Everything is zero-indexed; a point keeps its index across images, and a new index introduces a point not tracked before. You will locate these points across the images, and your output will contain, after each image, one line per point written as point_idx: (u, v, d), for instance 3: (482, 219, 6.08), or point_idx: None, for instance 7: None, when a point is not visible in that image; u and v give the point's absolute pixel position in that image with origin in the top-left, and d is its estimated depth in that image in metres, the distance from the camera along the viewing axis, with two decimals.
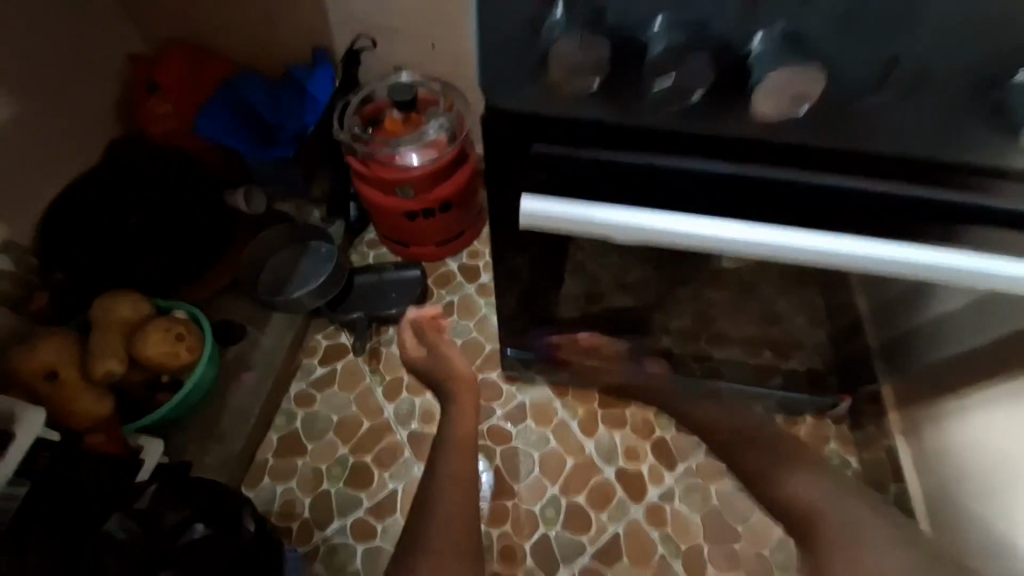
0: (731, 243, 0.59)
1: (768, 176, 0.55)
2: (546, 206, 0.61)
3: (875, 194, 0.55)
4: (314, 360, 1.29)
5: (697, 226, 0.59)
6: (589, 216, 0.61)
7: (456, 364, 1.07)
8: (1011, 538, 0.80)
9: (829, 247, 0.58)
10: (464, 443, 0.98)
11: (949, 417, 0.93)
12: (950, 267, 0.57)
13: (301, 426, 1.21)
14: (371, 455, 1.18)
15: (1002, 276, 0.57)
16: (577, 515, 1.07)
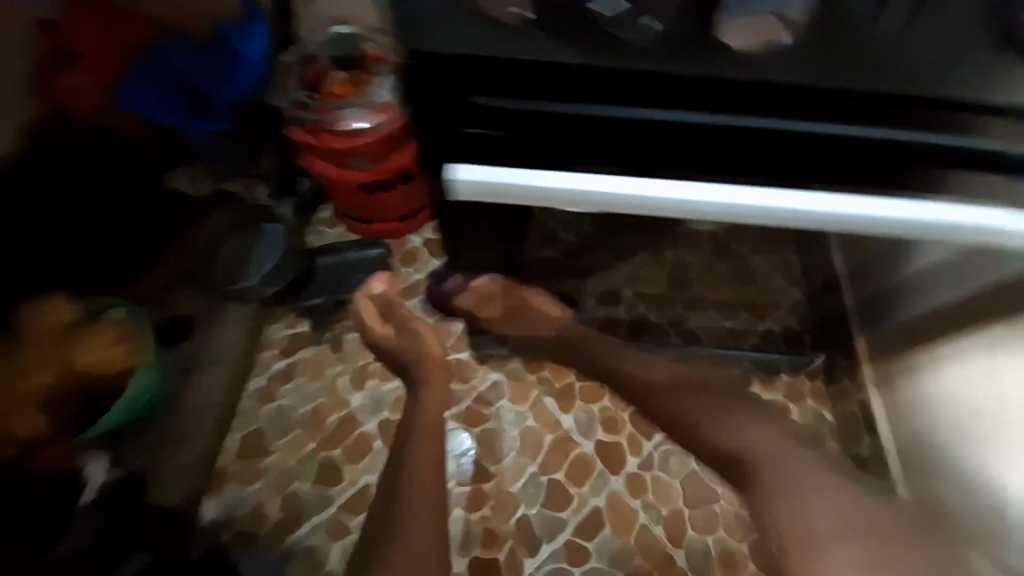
0: (691, 206, 0.55)
1: (732, 121, 0.52)
2: (483, 173, 0.56)
3: (845, 137, 0.52)
4: (272, 353, 1.21)
5: (653, 189, 0.55)
6: (532, 183, 0.55)
7: (429, 343, 1.00)
8: (980, 483, 0.81)
9: (797, 202, 0.54)
10: (433, 428, 0.93)
11: (917, 368, 0.93)
12: (927, 220, 0.54)
13: (265, 423, 1.16)
14: (341, 447, 1.13)
15: (980, 228, 0.54)
16: (557, 491, 1.06)
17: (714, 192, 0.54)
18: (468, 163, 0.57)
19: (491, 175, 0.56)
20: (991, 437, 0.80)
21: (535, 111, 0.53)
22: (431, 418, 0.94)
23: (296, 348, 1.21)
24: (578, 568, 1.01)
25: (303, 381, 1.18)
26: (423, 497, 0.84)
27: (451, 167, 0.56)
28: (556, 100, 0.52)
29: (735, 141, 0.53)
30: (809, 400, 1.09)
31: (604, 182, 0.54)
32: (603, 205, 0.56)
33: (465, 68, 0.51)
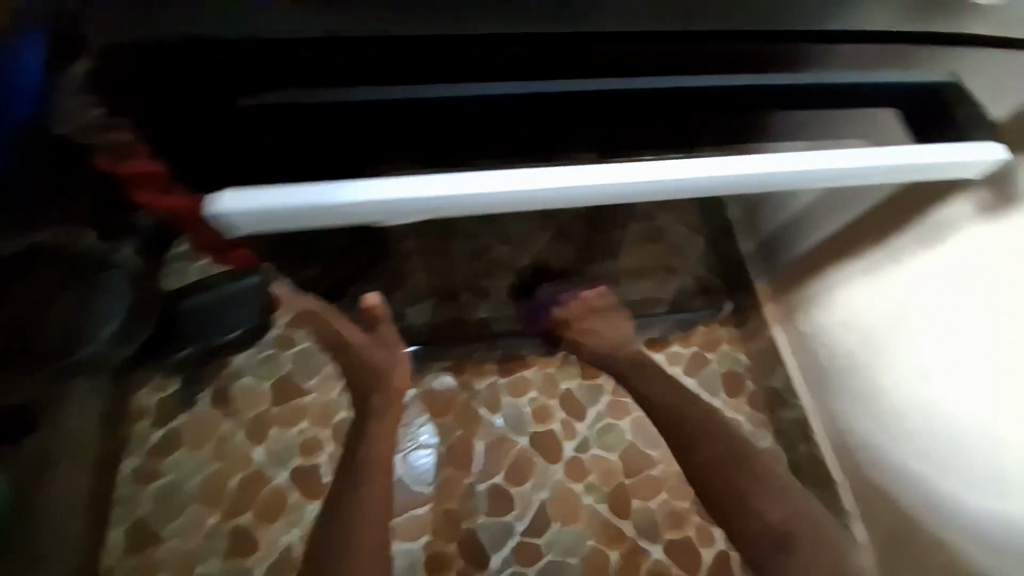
0: (534, 197, 0.47)
1: (559, 91, 0.46)
2: (260, 199, 0.44)
3: (693, 92, 0.47)
4: (144, 424, 1.00)
5: (485, 184, 0.46)
6: (331, 203, 0.45)
7: (399, 366, 0.75)
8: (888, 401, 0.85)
9: (641, 178, 0.47)
10: (386, 464, 0.68)
11: (817, 298, 0.96)
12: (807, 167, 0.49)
13: (152, 506, 0.98)
14: (251, 510, 0.99)
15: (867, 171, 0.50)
16: (499, 495, 1.01)
17: (549, 182, 0.46)
18: (238, 190, 0.45)
19: (263, 205, 0.44)
20: (879, 348, 0.85)
21: (338, 103, 0.45)
22: (383, 459, 0.68)
23: (170, 413, 1.01)
24: (531, 569, 0.97)
25: (190, 450, 1.01)
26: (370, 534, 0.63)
27: (213, 199, 0.44)
28: (344, 89, 0.45)
29: (573, 108, 0.48)
30: (724, 345, 1.08)
31: (423, 183, 0.46)
32: (424, 212, 0.47)
33: (240, 52, 0.41)
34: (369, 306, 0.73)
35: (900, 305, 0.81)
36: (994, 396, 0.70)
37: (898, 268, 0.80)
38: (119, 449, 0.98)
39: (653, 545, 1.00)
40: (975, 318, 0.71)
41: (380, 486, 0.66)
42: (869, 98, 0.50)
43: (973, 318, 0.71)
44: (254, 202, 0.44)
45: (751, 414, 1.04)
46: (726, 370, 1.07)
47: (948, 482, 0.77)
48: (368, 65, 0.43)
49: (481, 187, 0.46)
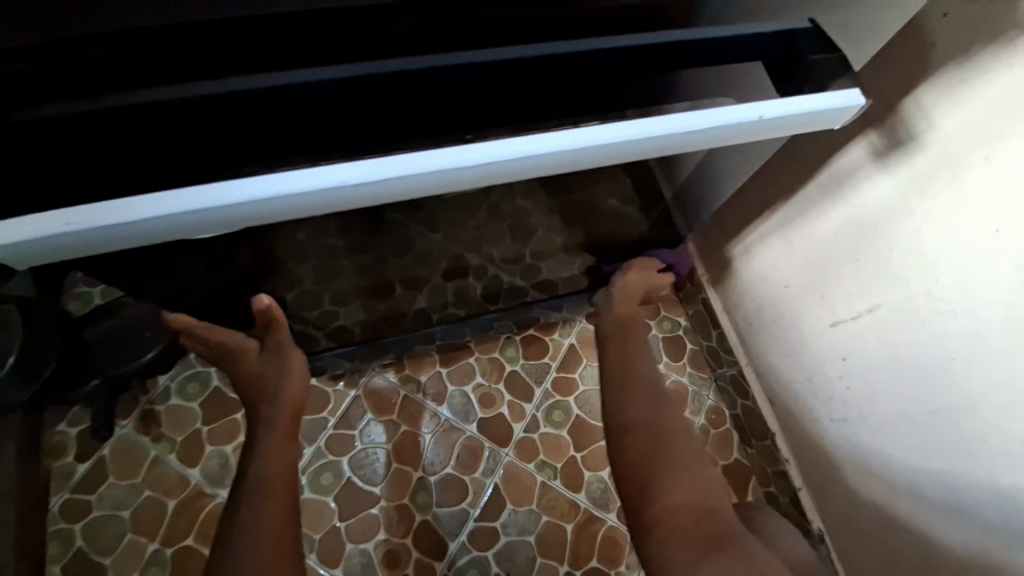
0: (368, 189, 0.39)
1: (408, 70, 0.41)
2: (25, 229, 0.34)
3: (558, 59, 0.43)
4: (67, 459, 0.98)
5: (307, 179, 0.38)
6: (113, 226, 0.35)
7: (287, 382, 0.72)
8: (818, 356, 0.86)
9: (488, 155, 0.40)
10: (285, 478, 0.66)
11: (739, 259, 0.97)
12: (711, 123, 0.42)
13: (82, 543, 0.94)
14: (193, 533, 0.96)
15: (781, 121, 0.44)
16: (450, 485, 1.00)
17: (375, 171, 0.38)
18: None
19: (17, 232, 0.34)
20: (802, 302, 0.86)
21: (113, 105, 0.36)
22: (279, 477, 0.66)
23: (93, 445, 0.99)
24: (489, 552, 0.97)
25: (119, 479, 0.98)
26: (266, 556, 0.60)
27: None
28: (145, 89, 0.37)
29: (405, 91, 0.41)
30: (663, 311, 1.16)
31: (227, 187, 0.37)
32: (238, 218, 0.38)
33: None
34: (264, 308, 0.67)
35: (815, 259, 0.82)
36: (907, 340, 0.71)
37: (812, 223, 0.81)
38: (43, 490, 0.96)
39: (607, 512, 1.01)
40: (878, 264, 0.73)
41: (279, 502, 0.64)
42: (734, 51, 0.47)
43: (876, 267, 0.73)
44: (43, 237, 0.34)
45: (695, 375, 1.12)
46: (667, 336, 1.14)
47: (875, 424, 0.80)
48: (162, 54, 0.36)
49: (296, 184, 0.38)
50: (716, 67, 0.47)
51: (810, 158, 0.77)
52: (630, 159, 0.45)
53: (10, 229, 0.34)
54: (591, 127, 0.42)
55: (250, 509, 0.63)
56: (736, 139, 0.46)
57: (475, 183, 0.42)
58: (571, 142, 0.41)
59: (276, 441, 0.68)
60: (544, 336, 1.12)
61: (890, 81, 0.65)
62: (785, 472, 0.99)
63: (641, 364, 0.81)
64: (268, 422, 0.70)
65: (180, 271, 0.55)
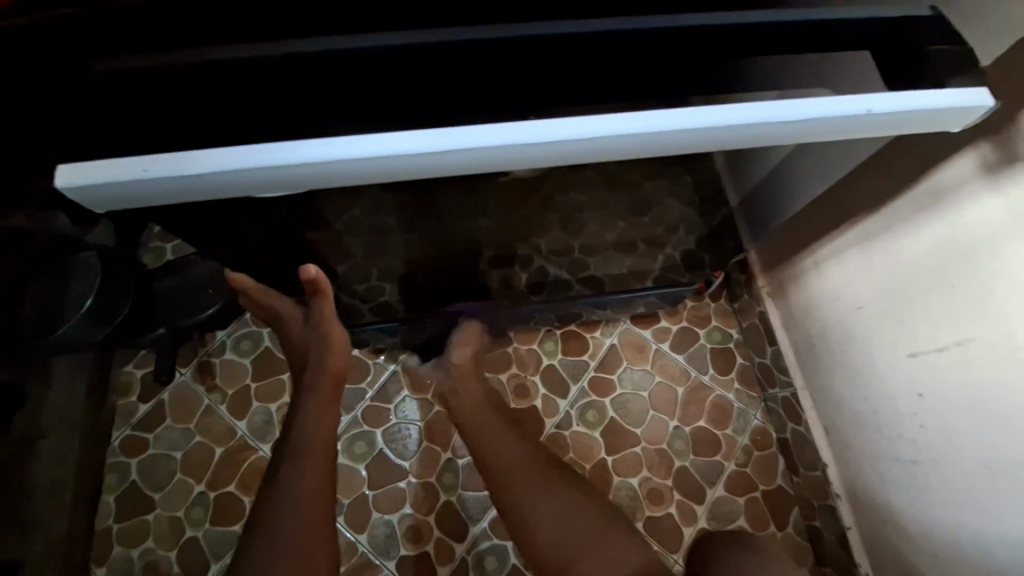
0: (430, 161, 0.38)
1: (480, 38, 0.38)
2: (110, 173, 0.36)
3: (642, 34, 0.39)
4: (132, 398, 1.07)
5: (370, 146, 0.37)
6: (184, 177, 0.36)
7: (331, 353, 0.73)
8: (889, 389, 0.78)
9: (555, 134, 0.37)
10: (323, 444, 0.69)
11: (806, 274, 0.91)
12: (805, 117, 0.38)
13: (138, 476, 1.02)
14: (234, 482, 1.02)
15: (887, 118, 0.39)
16: (477, 471, 1.00)
17: (437, 142, 0.37)
18: (85, 162, 0.36)
19: (102, 178, 0.36)
20: (875, 327, 0.79)
21: (176, 61, 0.36)
22: (322, 439, 0.69)
23: (154, 389, 1.07)
24: (509, 544, 0.97)
25: (174, 423, 1.05)
26: (308, 514, 0.63)
27: (58, 173, 0.36)
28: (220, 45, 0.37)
29: (465, 61, 0.39)
30: (714, 320, 1.10)
31: (293, 149, 0.37)
32: (302, 180, 0.38)
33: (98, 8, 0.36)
34: (310, 278, 0.66)
35: (897, 281, 0.74)
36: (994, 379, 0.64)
37: (899, 240, 0.73)
38: (108, 424, 1.04)
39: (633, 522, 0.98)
40: (973, 292, 0.65)
41: (318, 465, 0.67)
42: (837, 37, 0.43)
43: (970, 295, 0.65)
44: (124, 180, 0.36)
45: (742, 392, 1.05)
46: (716, 347, 1.08)
47: (947, 470, 0.72)
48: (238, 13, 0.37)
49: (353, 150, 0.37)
50: (811, 52, 0.42)
51: (904, 167, 0.70)
52: (707, 151, 0.42)
53: (95, 173, 0.36)
54: (671, 112, 0.38)
55: (293, 468, 0.65)
56: (833, 135, 0.41)
57: (539, 164, 0.40)
58: (646, 124, 0.38)
59: (319, 405, 0.71)
60: (585, 334, 1.10)
61: (1009, 88, 0.57)
62: (834, 507, 0.92)
63: (496, 438, 0.82)
64: (311, 387, 0.72)
65: (242, 232, 0.57)
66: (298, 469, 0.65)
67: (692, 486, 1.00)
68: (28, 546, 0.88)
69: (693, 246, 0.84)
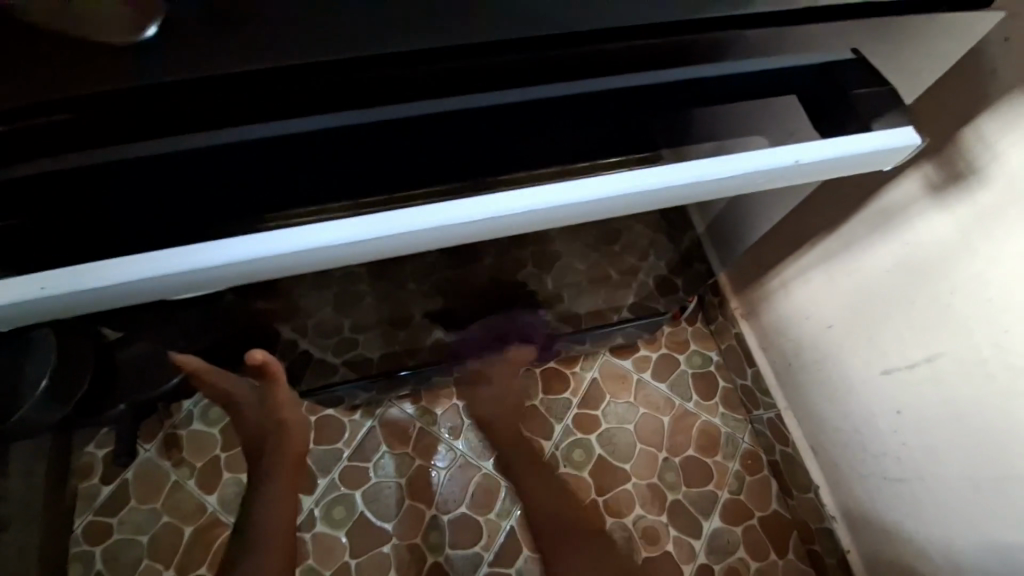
0: (374, 245, 0.38)
1: (411, 116, 0.40)
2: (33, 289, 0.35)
3: (569, 98, 0.41)
4: (93, 480, 1.01)
5: (314, 237, 0.37)
6: (115, 285, 0.36)
7: (289, 437, 0.77)
8: (868, 408, 0.78)
9: (493, 208, 0.38)
10: (281, 532, 0.75)
11: (774, 294, 0.91)
12: (734, 175, 0.40)
13: (102, 567, 0.95)
14: (207, 563, 0.95)
15: (813, 167, 0.41)
16: (464, 526, 0.96)
17: (379, 226, 0.38)
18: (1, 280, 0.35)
19: (25, 295, 0.35)
20: (845, 345, 0.79)
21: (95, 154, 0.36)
22: (280, 529, 0.75)
23: (118, 468, 1.01)
24: None
25: (139, 505, 0.99)
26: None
27: None
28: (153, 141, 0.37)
29: (400, 138, 0.40)
30: (693, 345, 1.09)
31: (234, 245, 0.36)
32: (249, 272, 0.38)
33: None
34: (257, 363, 0.68)
35: (860, 299, 0.75)
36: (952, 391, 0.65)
37: (856, 258, 0.74)
38: (68, 512, 0.98)
39: None
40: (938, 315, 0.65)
41: (281, 552, 0.74)
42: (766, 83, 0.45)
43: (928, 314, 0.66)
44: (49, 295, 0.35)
45: (727, 417, 1.04)
46: (698, 370, 1.07)
47: (932, 487, 0.71)
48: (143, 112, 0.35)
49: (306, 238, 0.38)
50: (743, 102, 0.44)
51: (855, 187, 0.70)
52: (648, 208, 0.43)
53: (17, 292, 0.35)
54: (602, 178, 0.40)
55: (253, 557, 0.72)
56: (768, 182, 0.43)
57: (481, 235, 0.41)
58: (594, 191, 0.39)
59: (280, 491, 0.75)
60: (566, 370, 1.07)
61: (945, 109, 0.59)
62: (831, 530, 0.89)
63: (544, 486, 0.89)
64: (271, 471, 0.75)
65: (188, 311, 0.55)
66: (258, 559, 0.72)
67: (687, 520, 0.97)
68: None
69: (660, 277, 0.84)
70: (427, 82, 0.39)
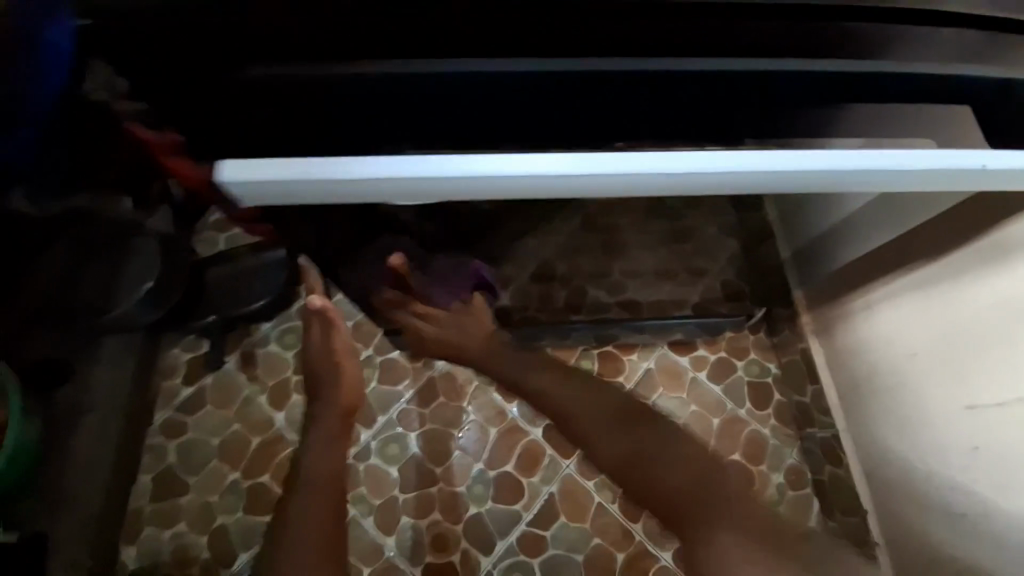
0: (596, 184, 0.43)
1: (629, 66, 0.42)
2: (251, 169, 0.43)
3: (774, 70, 0.43)
4: (175, 380, 1.10)
5: (537, 168, 0.43)
6: (323, 186, 0.43)
7: (343, 387, 0.80)
8: (943, 440, 0.77)
9: (705, 165, 0.43)
10: (327, 477, 0.72)
11: (857, 315, 0.91)
12: (916, 174, 0.45)
13: (175, 459, 1.04)
14: (268, 472, 1.03)
15: (993, 172, 0.46)
16: (507, 484, 1.00)
17: (609, 167, 0.43)
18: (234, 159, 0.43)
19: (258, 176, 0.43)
20: (929, 374, 0.78)
21: (325, 74, 0.41)
22: (326, 472, 0.72)
23: (198, 373, 1.10)
24: (534, 561, 0.96)
25: (213, 409, 1.08)
26: None
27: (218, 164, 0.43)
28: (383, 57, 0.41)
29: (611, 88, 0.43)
30: (754, 354, 1.08)
31: (440, 166, 0.43)
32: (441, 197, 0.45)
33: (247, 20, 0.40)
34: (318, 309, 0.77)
35: (958, 330, 0.74)
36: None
37: (963, 289, 0.73)
38: (151, 405, 1.08)
39: (660, 551, 0.97)
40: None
41: (322, 505, 0.69)
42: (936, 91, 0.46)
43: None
44: (274, 179, 0.43)
45: (778, 429, 1.03)
46: (752, 382, 1.07)
47: (998, 529, 0.70)
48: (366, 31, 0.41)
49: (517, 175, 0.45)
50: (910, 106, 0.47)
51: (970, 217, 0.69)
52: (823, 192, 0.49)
53: (253, 172, 0.43)
54: (798, 154, 0.44)
55: (300, 501, 0.69)
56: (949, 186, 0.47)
57: (691, 191, 0.45)
58: (799, 164, 0.44)
59: (327, 437, 0.76)
60: (623, 356, 1.08)
61: None
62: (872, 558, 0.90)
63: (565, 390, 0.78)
64: (321, 418, 0.78)
65: (322, 231, 0.59)
66: (303, 504, 0.68)
67: None
68: (58, 521, 0.91)
69: (738, 278, 0.86)
70: (610, 44, 0.42)
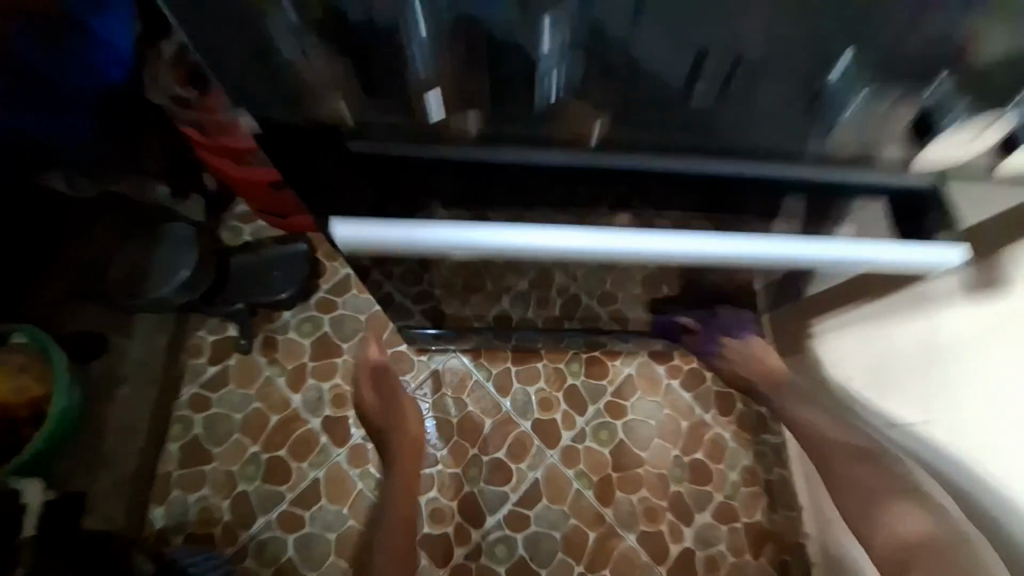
0: (595, 252, 0.56)
1: (620, 164, 0.54)
2: (360, 231, 0.55)
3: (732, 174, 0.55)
4: (200, 359, 1.20)
5: (548, 238, 0.55)
6: (404, 242, 0.55)
7: (410, 426, 1.07)
8: None
9: (677, 246, 0.56)
10: (402, 521, 0.98)
11: (810, 340, 1.06)
12: (841, 258, 0.59)
13: (200, 431, 1.15)
14: (286, 447, 1.15)
15: (896, 262, 0.59)
16: (499, 468, 1.14)
17: (601, 243, 0.55)
18: (343, 216, 0.55)
19: (360, 235, 0.55)
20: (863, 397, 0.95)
21: (381, 153, 0.52)
22: (402, 519, 0.98)
23: (222, 354, 1.21)
24: (518, 534, 1.10)
25: (236, 387, 1.19)
26: None
27: (330, 222, 0.56)
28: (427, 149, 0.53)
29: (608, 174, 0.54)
30: None
31: (479, 235, 0.55)
32: (482, 254, 0.57)
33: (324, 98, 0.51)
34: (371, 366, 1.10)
35: (885, 362, 0.90)
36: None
37: (889, 331, 0.88)
38: (178, 380, 1.18)
39: (628, 533, 1.12)
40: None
41: (396, 543, 0.95)
42: (871, 193, 0.58)
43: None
44: (371, 236, 0.54)
45: (738, 434, 1.19)
46: (720, 391, 1.22)
47: None
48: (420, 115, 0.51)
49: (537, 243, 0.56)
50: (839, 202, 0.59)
51: None
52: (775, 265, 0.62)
53: (356, 230, 0.54)
54: (748, 241, 0.57)
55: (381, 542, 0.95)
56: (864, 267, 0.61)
57: (664, 261, 0.58)
58: (748, 249, 0.57)
59: (400, 482, 1.01)
60: (608, 360, 1.23)
61: None
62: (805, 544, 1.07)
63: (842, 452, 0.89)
64: (393, 464, 1.03)
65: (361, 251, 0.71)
66: (382, 544, 0.95)
67: (684, 510, 1.13)
68: (93, 481, 1.02)
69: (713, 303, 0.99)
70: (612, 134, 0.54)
